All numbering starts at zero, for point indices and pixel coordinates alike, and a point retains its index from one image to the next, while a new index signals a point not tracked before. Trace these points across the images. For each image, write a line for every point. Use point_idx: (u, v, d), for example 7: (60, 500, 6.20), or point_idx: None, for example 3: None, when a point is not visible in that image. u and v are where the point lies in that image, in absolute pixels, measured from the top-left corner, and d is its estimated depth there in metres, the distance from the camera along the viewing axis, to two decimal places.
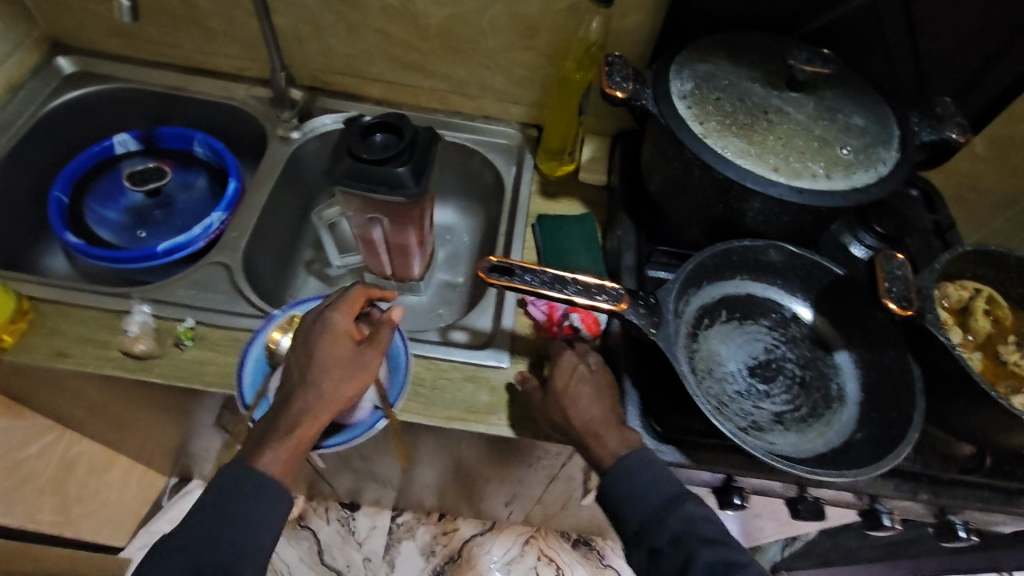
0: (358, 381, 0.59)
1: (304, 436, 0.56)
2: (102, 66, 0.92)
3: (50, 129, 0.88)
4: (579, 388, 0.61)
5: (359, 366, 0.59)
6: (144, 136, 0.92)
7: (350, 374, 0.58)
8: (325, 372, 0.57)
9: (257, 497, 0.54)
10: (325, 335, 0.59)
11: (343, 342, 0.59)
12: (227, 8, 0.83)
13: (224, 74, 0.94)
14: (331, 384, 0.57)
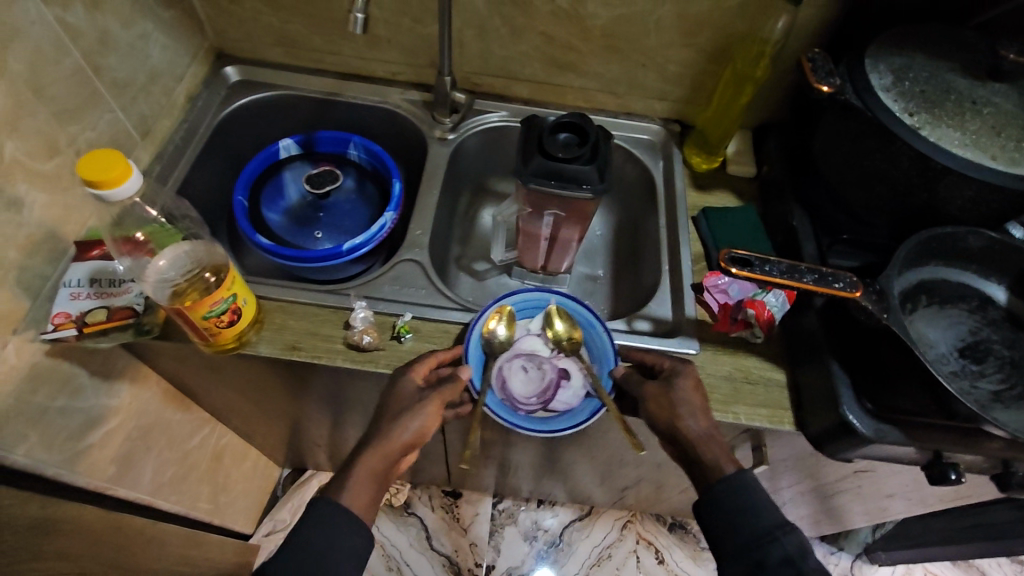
0: (418, 425, 0.63)
1: (370, 468, 0.61)
2: (261, 73, 0.93)
3: (221, 136, 0.90)
4: (690, 400, 0.64)
5: (415, 408, 0.64)
6: (305, 140, 0.94)
7: (407, 417, 0.64)
8: (393, 414, 0.64)
9: (336, 528, 0.58)
10: (391, 394, 0.66)
11: (406, 391, 0.66)
12: (396, 16, 0.84)
13: (377, 79, 0.95)
14: (390, 424, 0.63)
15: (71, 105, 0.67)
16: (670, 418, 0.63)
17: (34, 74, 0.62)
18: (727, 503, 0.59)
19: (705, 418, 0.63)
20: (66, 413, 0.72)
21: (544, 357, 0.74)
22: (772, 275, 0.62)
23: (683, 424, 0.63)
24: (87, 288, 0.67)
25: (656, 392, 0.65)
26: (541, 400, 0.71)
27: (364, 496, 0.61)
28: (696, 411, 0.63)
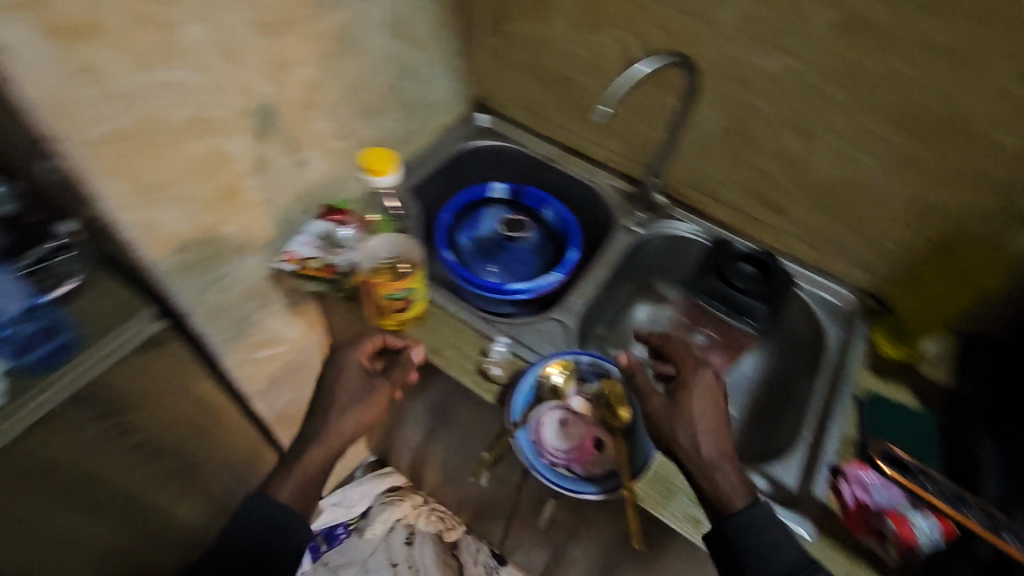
0: (365, 411, 0.74)
1: (315, 465, 0.72)
2: (504, 127, 1.09)
3: (454, 164, 1.06)
4: (695, 421, 0.64)
5: (363, 399, 0.75)
6: (514, 190, 1.05)
7: (352, 404, 0.74)
8: (337, 403, 0.74)
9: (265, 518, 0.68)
10: (337, 373, 0.75)
11: (353, 377, 0.75)
12: (632, 116, 0.94)
13: (594, 160, 1.05)
14: (339, 419, 0.73)
15: (368, 108, 0.86)
16: (674, 440, 0.63)
17: (356, 79, 0.81)
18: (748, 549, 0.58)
19: (712, 440, 0.63)
20: (259, 324, 0.86)
21: (585, 420, 0.74)
22: (932, 491, 0.63)
23: (677, 443, 0.63)
24: (317, 240, 0.80)
25: (659, 401, 0.66)
26: (567, 456, 0.72)
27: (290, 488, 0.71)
28: (703, 431, 0.63)
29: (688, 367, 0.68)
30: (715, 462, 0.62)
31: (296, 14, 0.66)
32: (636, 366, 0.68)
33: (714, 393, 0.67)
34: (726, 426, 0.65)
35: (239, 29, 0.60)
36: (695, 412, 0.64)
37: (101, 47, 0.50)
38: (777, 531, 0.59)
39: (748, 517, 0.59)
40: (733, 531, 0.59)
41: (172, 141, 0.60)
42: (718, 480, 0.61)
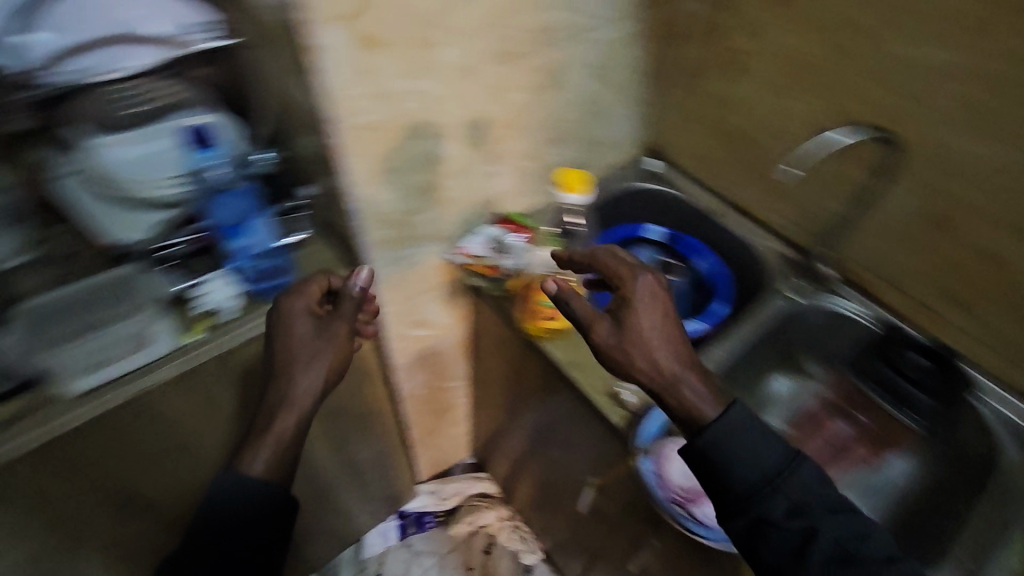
0: (325, 355, 0.72)
1: (285, 429, 0.68)
2: (675, 176, 1.12)
3: (618, 201, 1.11)
4: (648, 338, 0.65)
5: (320, 347, 0.72)
6: (671, 236, 1.08)
7: (314, 359, 0.71)
8: (288, 353, 0.71)
9: (252, 498, 0.63)
10: (284, 330, 0.71)
11: (303, 332, 0.71)
12: (813, 185, 0.91)
13: (761, 222, 1.03)
14: (303, 379, 0.71)
15: (560, 138, 0.92)
16: (633, 363, 0.65)
17: (558, 111, 0.88)
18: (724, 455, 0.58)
19: (659, 346, 0.64)
20: (420, 307, 0.97)
21: None
22: None
23: (637, 365, 0.64)
24: (488, 241, 0.90)
25: (604, 326, 0.67)
26: (687, 499, 0.72)
27: (263, 462, 0.65)
28: (657, 351, 0.64)
29: (627, 277, 0.70)
30: (677, 377, 0.63)
31: (527, 49, 0.75)
32: (561, 288, 0.71)
33: (660, 304, 0.68)
34: (672, 329, 0.66)
35: (481, 55, 0.70)
36: (646, 333, 0.65)
37: (384, 55, 0.61)
38: (753, 431, 0.58)
39: (718, 428, 0.58)
40: (711, 451, 0.58)
41: (406, 138, 0.71)
42: (680, 390, 0.62)
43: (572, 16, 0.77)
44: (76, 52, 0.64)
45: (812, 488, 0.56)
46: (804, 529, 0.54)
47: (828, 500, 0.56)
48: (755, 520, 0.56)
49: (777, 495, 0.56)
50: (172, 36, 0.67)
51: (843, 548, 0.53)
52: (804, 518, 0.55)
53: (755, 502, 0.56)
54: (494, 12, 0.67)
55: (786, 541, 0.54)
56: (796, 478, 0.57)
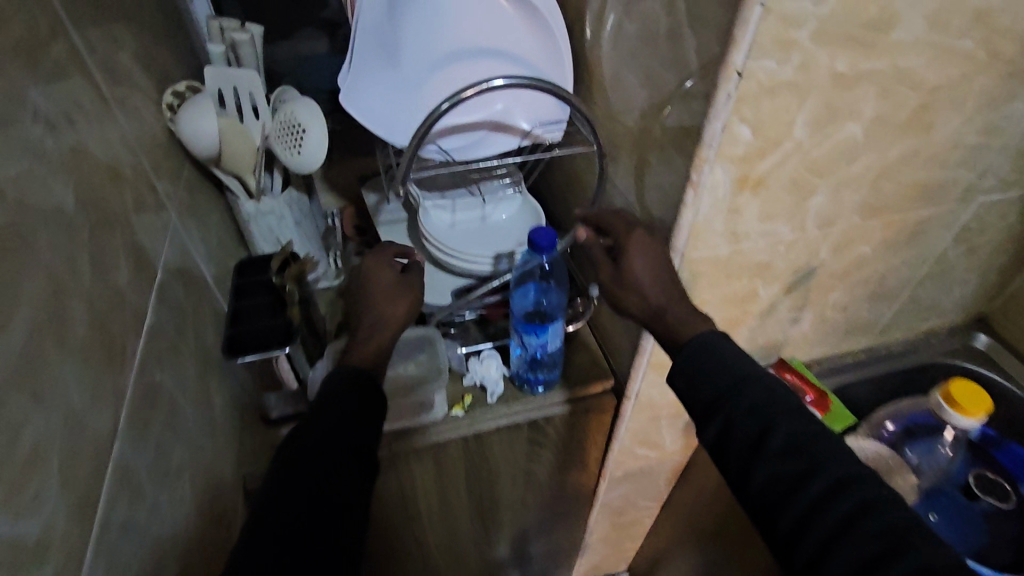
0: (407, 300, 0.66)
1: (378, 341, 0.61)
2: (1013, 365, 0.87)
3: (922, 373, 0.90)
4: (637, 276, 0.58)
5: (399, 292, 0.66)
6: (990, 438, 0.81)
7: (399, 295, 0.66)
8: (370, 301, 0.65)
9: (338, 398, 0.52)
10: (365, 282, 0.67)
11: (385, 278, 0.67)
12: None
13: None
14: (387, 304, 0.65)
15: (884, 294, 0.78)
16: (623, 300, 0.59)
17: (897, 268, 0.73)
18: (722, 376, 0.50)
19: (651, 284, 0.57)
20: (656, 429, 0.88)
21: None
22: None
23: (625, 302, 0.59)
24: None
25: (608, 268, 0.61)
26: None
27: (368, 352, 0.60)
28: (647, 288, 0.57)
29: (625, 233, 0.61)
30: (670, 305, 0.56)
31: (901, 204, 0.63)
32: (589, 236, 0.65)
33: (652, 246, 0.58)
34: (668, 267, 0.58)
35: (848, 206, 0.60)
36: (639, 273, 0.58)
37: (754, 199, 0.55)
38: (724, 351, 0.52)
39: (699, 346, 0.52)
40: (689, 372, 0.52)
41: (731, 275, 0.64)
42: (673, 321, 0.55)
43: (969, 175, 0.63)
44: (445, 135, 0.68)
45: (772, 386, 0.49)
46: (759, 424, 0.47)
47: (795, 402, 0.48)
48: (726, 425, 0.48)
49: (742, 396, 0.48)
50: (526, 131, 0.69)
51: (796, 441, 0.45)
52: (764, 417, 0.47)
53: (724, 404, 0.49)
54: (886, 165, 0.57)
55: (747, 439, 0.47)
56: (762, 383, 0.49)
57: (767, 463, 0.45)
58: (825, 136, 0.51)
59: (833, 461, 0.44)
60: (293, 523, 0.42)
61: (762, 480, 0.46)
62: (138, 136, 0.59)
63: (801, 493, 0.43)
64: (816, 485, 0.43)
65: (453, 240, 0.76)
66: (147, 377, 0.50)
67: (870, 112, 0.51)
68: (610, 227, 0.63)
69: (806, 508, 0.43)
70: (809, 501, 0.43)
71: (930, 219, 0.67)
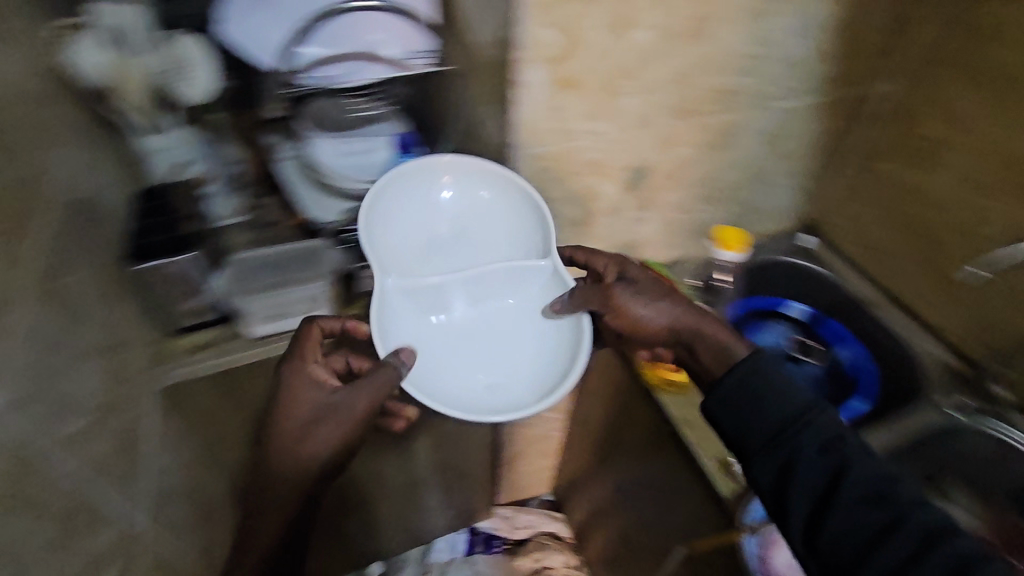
0: (331, 435, 0.63)
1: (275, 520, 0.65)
2: (830, 256, 1.07)
3: (765, 271, 1.07)
4: (648, 291, 0.69)
5: (326, 420, 0.63)
6: (813, 316, 1.02)
7: (322, 424, 0.63)
8: (294, 440, 0.63)
9: None
10: (289, 402, 0.64)
11: (307, 400, 0.64)
12: (999, 298, 0.84)
13: (925, 324, 0.96)
14: (305, 448, 0.63)
15: (717, 197, 0.93)
16: (646, 314, 0.68)
17: (721, 171, 0.89)
18: (761, 388, 0.57)
19: (668, 307, 0.69)
20: None
21: None
22: None
23: (647, 317, 0.69)
24: None
25: (623, 288, 0.69)
26: None
27: (266, 534, 0.66)
28: (659, 313, 0.68)
29: (613, 263, 0.73)
30: (702, 325, 0.67)
31: (706, 106, 0.77)
32: (578, 286, 0.67)
33: (648, 279, 0.71)
34: (665, 289, 0.70)
35: (659, 109, 0.74)
36: (648, 298, 0.69)
37: (572, 97, 0.69)
38: (784, 375, 0.58)
39: (744, 372, 0.59)
40: (748, 393, 0.58)
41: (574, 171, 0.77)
42: (705, 332, 0.66)
43: (757, 83, 0.78)
44: (321, 65, 0.78)
45: (841, 426, 0.55)
46: (830, 461, 0.52)
47: (855, 434, 0.55)
48: (792, 461, 0.53)
49: (808, 430, 0.54)
50: (397, 59, 0.80)
51: (872, 486, 0.51)
52: (836, 452, 0.53)
53: (788, 440, 0.54)
54: (681, 70, 0.71)
55: (819, 479, 0.52)
56: (827, 415, 0.55)
57: (844, 510, 0.50)
58: (618, 40, 0.65)
59: (911, 507, 0.49)
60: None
61: (835, 527, 0.50)
62: (20, 60, 0.64)
63: (889, 541, 0.48)
64: (903, 534, 0.48)
65: (339, 167, 0.82)
66: (40, 263, 0.56)
67: (652, 21, 0.65)
68: (592, 267, 0.75)
69: (886, 562, 0.47)
70: (895, 554, 0.47)
71: (736, 125, 0.82)
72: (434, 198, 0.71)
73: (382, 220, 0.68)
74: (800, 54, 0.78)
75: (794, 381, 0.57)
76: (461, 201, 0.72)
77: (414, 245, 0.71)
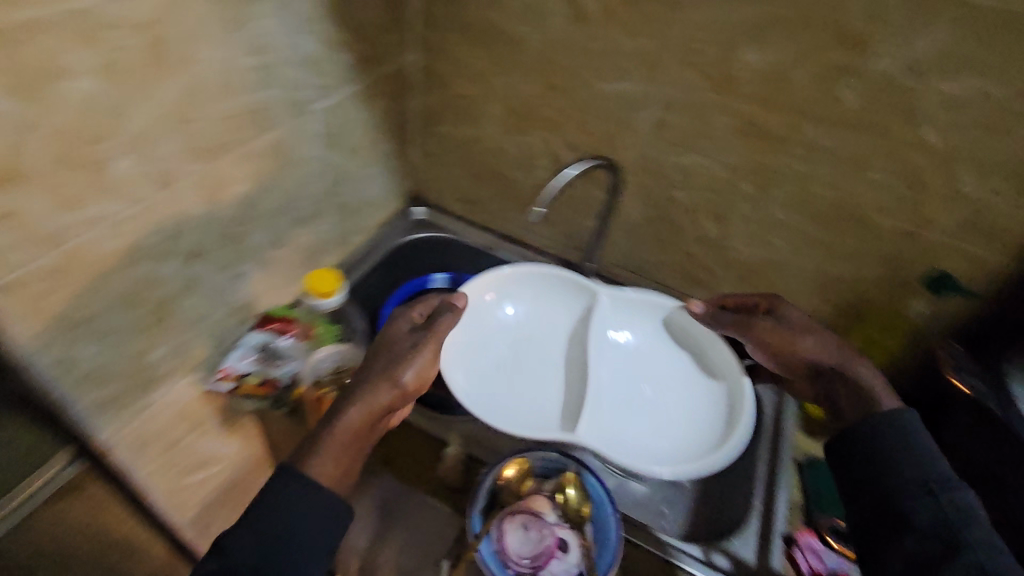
0: (412, 368, 0.64)
1: (353, 425, 0.58)
2: (443, 219, 1.13)
3: (396, 256, 1.09)
4: (798, 324, 0.74)
5: (412, 350, 0.66)
6: (456, 278, 1.05)
7: (395, 363, 0.64)
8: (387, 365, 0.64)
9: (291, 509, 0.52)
10: (382, 337, 0.69)
11: (399, 329, 0.69)
12: (563, 208, 1.01)
13: (533, 247, 1.11)
14: (396, 371, 0.63)
15: (306, 216, 0.87)
16: (812, 350, 0.73)
17: (294, 191, 0.82)
18: (879, 448, 0.58)
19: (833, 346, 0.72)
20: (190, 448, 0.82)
21: (547, 521, 0.69)
22: None
23: (803, 349, 0.73)
24: (253, 352, 0.78)
25: (791, 317, 0.75)
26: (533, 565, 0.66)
27: (333, 457, 0.56)
28: (823, 342, 0.72)
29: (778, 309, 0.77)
30: (831, 357, 0.71)
31: (230, 136, 0.67)
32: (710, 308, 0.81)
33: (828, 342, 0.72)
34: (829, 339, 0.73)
35: (170, 158, 0.61)
36: (806, 326, 0.74)
37: (24, 194, 0.50)
38: (919, 438, 0.58)
39: (875, 422, 0.60)
40: (858, 453, 0.59)
41: (101, 268, 0.59)
42: (859, 373, 0.69)
43: (279, 94, 0.72)
44: None
45: (977, 515, 0.52)
46: (944, 541, 0.50)
47: (988, 533, 0.50)
48: (905, 522, 0.53)
49: (921, 503, 0.53)
50: None
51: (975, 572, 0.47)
52: (950, 531, 0.51)
53: (887, 500, 0.55)
54: (171, 110, 0.59)
55: (924, 544, 0.51)
56: (953, 496, 0.53)
57: None
58: (45, 99, 0.48)
59: None
60: (246, 557, 0.50)
61: None
62: None
63: None
64: None
65: None
66: None
67: (85, 65, 0.50)
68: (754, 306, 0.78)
69: None
70: None
71: (280, 141, 0.76)
72: (500, 317, 0.87)
73: (462, 347, 0.81)
74: (305, 52, 0.73)
75: (937, 455, 0.56)
76: (643, 339, 0.85)
77: (479, 369, 0.81)
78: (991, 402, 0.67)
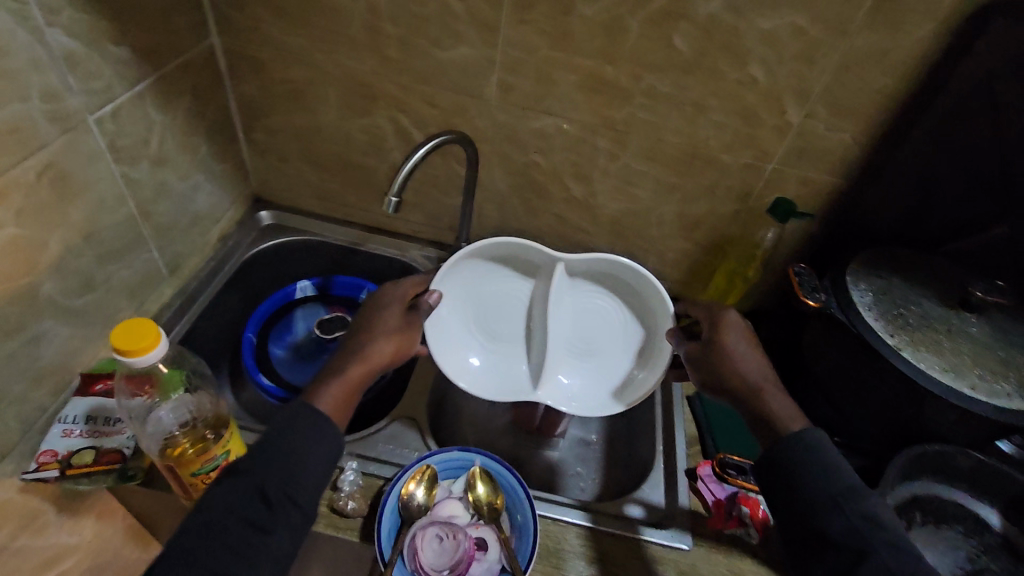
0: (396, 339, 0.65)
1: (353, 373, 0.60)
2: (294, 220, 1.02)
3: (247, 271, 0.97)
4: (739, 347, 0.68)
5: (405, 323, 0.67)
6: (321, 283, 0.96)
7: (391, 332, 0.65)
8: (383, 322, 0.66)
9: (307, 443, 0.51)
10: (376, 302, 0.71)
11: (394, 294, 0.72)
12: (423, 187, 0.95)
13: (401, 234, 1.04)
14: (383, 338, 0.64)
15: (116, 248, 0.73)
16: (736, 370, 0.66)
17: (89, 221, 0.67)
18: (793, 467, 0.56)
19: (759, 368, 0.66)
20: None
21: (461, 524, 0.66)
22: None
23: (736, 373, 0.66)
24: (81, 425, 0.68)
25: (727, 337, 0.69)
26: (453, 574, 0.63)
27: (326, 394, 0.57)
28: (747, 362, 0.66)
29: (714, 327, 0.70)
30: (751, 387, 0.64)
31: None
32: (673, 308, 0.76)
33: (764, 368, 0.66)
34: (756, 358, 0.67)
35: None
36: (735, 350, 0.67)
37: None
38: (826, 456, 0.56)
39: (791, 441, 0.57)
40: (776, 474, 0.57)
41: None
42: (770, 400, 0.63)
43: (35, 106, 0.57)
44: None
45: (882, 515, 0.52)
46: (856, 549, 0.50)
47: (901, 539, 0.50)
48: (822, 533, 0.52)
49: (837, 513, 0.52)
50: None
51: None
52: (861, 540, 0.50)
53: (806, 518, 0.53)
54: None
55: (844, 556, 0.50)
56: (864, 505, 0.52)
57: None
58: None
59: None
60: (276, 479, 0.49)
61: None
62: None
63: None
64: None
65: None
66: None
67: None
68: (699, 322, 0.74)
69: None
70: None
71: (52, 166, 0.61)
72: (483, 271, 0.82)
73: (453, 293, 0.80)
74: (59, 50, 0.58)
75: (852, 473, 0.55)
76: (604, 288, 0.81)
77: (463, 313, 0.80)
78: (835, 309, 0.71)
